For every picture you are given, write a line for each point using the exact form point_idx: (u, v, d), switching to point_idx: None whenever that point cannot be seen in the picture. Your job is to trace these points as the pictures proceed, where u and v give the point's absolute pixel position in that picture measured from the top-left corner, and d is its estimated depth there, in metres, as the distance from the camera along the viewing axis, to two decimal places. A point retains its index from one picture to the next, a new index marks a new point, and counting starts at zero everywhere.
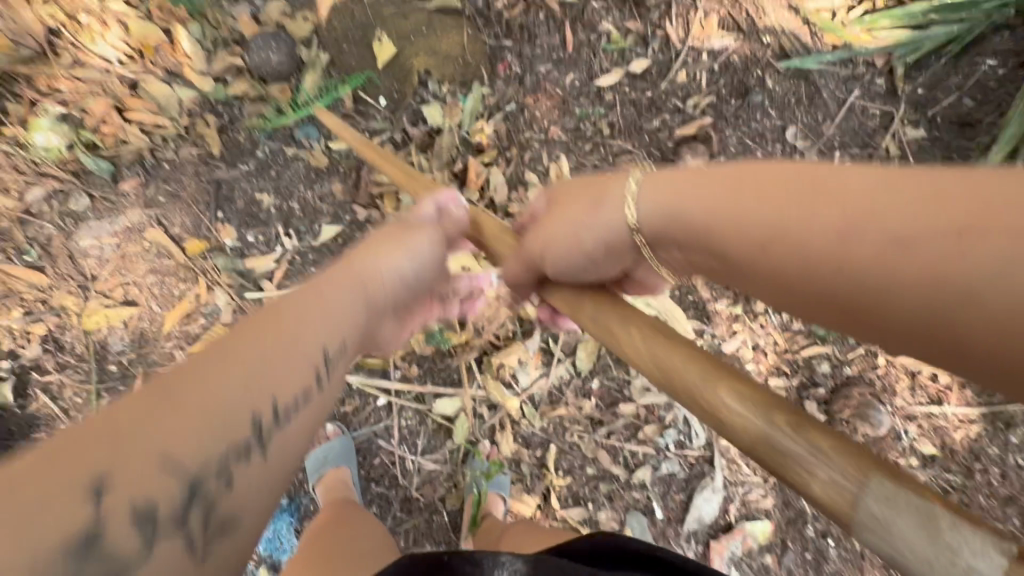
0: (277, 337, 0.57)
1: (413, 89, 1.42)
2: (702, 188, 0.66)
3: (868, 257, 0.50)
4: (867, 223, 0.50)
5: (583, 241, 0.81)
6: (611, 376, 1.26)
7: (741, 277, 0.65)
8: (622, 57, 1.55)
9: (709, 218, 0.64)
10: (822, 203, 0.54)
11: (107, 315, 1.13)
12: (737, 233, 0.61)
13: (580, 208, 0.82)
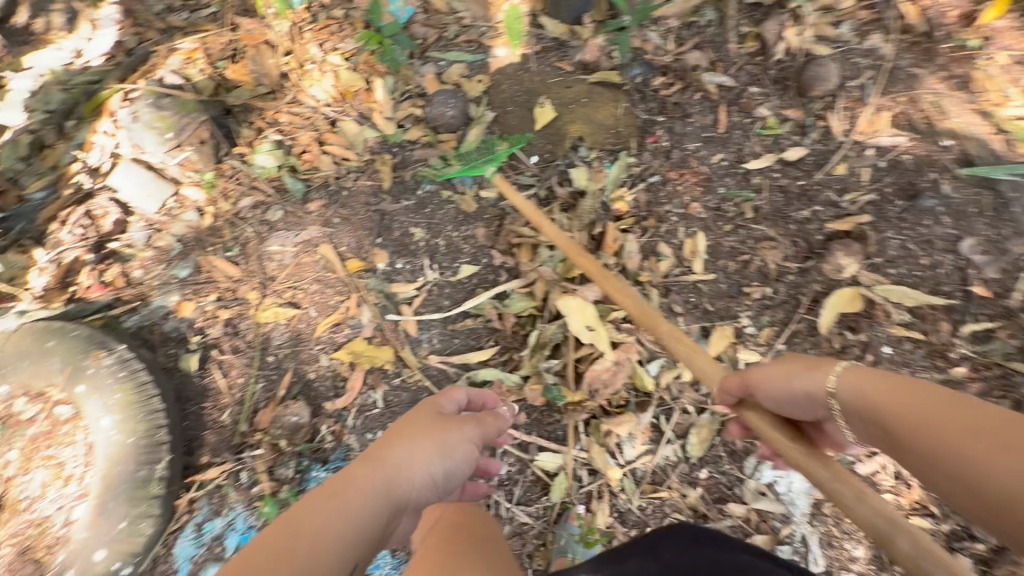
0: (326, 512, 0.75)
1: (565, 152, 1.52)
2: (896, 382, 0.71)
3: (960, 449, 0.59)
4: (987, 430, 0.58)
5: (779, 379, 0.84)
6: (720, 468, 1.20)
7: (897, 451, 0.68)
8: (775, 143, 1.53)
9: (878, 402, 0.70)
10: (970, 423, 0.60)
11: (275, 312, 1.29)
12: (909, 424, 0.65)
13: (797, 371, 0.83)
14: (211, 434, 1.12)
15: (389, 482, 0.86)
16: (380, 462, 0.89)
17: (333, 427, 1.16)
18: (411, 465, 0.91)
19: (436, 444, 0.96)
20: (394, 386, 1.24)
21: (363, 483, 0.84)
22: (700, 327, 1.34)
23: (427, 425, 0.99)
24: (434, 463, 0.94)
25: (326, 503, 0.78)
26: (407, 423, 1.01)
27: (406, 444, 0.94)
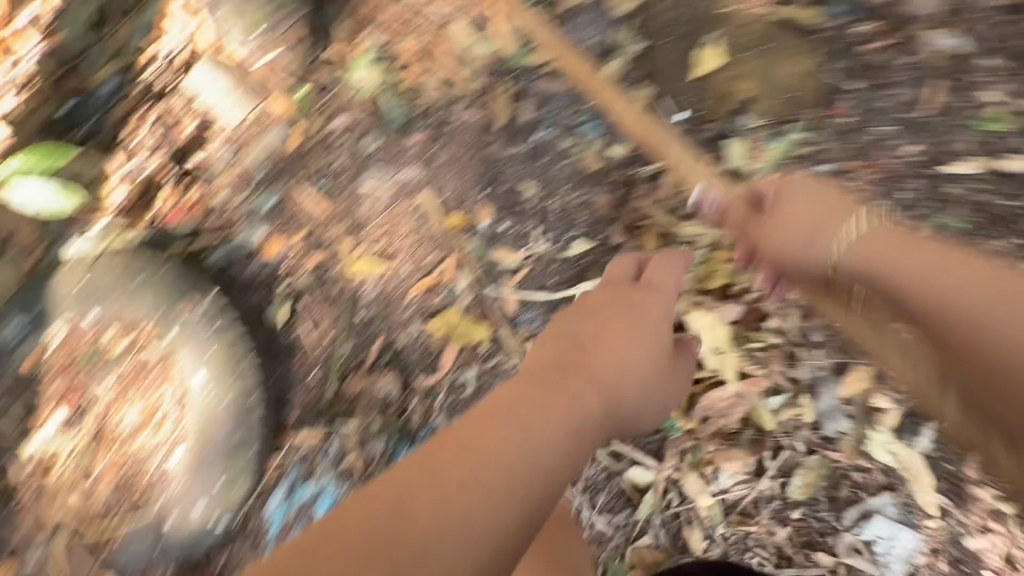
0: (502, 441, 0.83)
1: (723, 114, 1.22)
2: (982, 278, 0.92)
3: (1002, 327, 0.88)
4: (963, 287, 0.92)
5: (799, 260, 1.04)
6: (816, 513, 1.14)
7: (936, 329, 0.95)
8: (992, 143, 1.20)
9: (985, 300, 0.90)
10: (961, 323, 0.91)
11: (367, 265, 1.17)
12: (958, 292, 0.91)
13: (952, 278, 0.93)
14: (299, 394, 1.07)
15: (578, 393, 0.93)
16: (567, 345, 0.99)
17: (422, 404, 1.10)
18: (589, 357, 0.97)
19: (649, 337, 1.01)
20: (487, 369, 1.14)
21: (536, 397, 0.90)
22: (837, 361, 1.13)
23: (615, 308, 1.03)
24: (643, 373, 1.00)
25: (486, 435, 0.84)
26: (597, 300, 1.05)
27: (590, 346, 0.98)
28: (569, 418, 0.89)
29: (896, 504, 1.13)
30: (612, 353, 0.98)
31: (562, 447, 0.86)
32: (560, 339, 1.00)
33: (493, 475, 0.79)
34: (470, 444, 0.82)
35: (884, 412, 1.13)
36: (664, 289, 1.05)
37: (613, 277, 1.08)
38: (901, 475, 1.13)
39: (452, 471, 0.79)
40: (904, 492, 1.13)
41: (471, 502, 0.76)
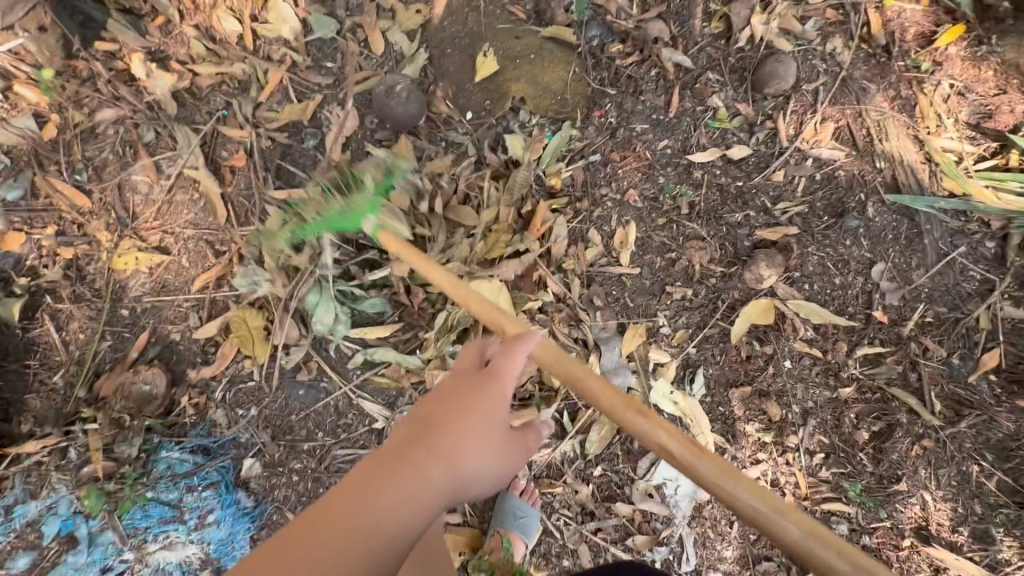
0: (351, 524, 0.58)
1: (504, 113, 1.36)
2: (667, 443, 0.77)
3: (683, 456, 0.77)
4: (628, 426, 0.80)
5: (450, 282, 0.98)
6: (615, 468, 1.19)
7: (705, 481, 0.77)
8: (722, 138, 1.46)
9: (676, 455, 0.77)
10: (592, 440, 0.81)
11: (136, 258, 1.09)
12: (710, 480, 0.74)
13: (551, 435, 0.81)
14: (36, 399, 0.98)
15: (420, 470, 0.64)
16: (418, 429, 0.68)
17: (196, 400, 1.02)
18: (448, 446, 0.66)
19: (501, 420, 0.71)
20: (274, 358, 1.09)
21: (375, 494, 0.61)
22: (616, 323, 1.30)
23: (465, 389, 0.72)
24: (502, 453, 0.70)
25: (354, 505, 0.60)
26: (456, 376, 0.74)
27: (445, 428, 0.68)
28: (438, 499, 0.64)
29: None
30: (472, 427, 0.69)
31: (390, 553, 0.59)
32: (416, 412, 0.71)
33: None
34: (291, 545, 0.56)
35: (663, 365, 1.30)
36: (516, 375, 0.74)
37: (470, 352, 0.79)
38: (684, 421, 1.28)
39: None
40: (688, 435, 1.28)
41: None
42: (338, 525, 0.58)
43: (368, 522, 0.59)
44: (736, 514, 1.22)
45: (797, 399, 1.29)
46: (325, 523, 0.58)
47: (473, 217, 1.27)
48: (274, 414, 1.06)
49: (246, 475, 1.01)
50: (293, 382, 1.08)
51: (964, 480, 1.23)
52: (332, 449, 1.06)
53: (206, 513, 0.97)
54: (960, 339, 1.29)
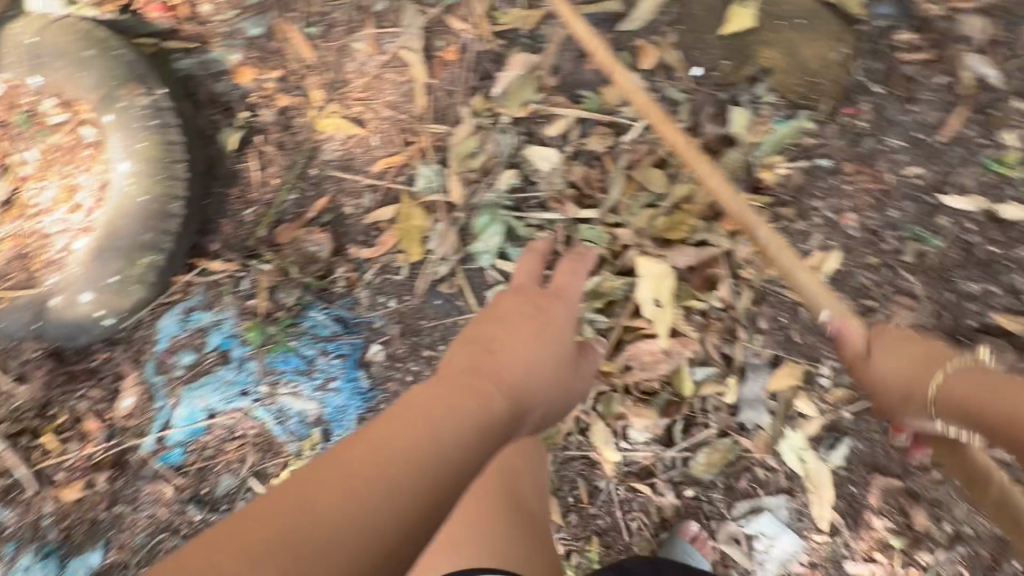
0: (416, 428, 0.67)
1: (739, 79, 1.17)
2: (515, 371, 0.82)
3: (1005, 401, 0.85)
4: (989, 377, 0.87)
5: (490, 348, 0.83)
6: (708, 496, 1.11)
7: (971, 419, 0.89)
8: (997, 188, 1.16)
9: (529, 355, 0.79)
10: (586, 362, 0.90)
11: (336, 124, 1.11)
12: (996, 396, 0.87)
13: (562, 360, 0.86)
14: (228, 226, 1.08)
15: (486, 398, 0.75)
16: (476, 352, 0.80)
17: (349, 275, 1.07)
18: (505, 365, 0.79)
19: (558, 337, 0.85)
20: (425, 261, 1.10)
21: (451, 401, 0.72)
22: (772, 353, 1.11)
23: (523, 314, 0.85)
24: (557, 362, 0.84)
25: (368, 454, 0.62)
26: (505, 309, 0.86)
27: (501, 350, 0.81)
28: (463, 421, 0.70)
29: (789, 508, 1.11)
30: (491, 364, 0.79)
31: (463, 447, 0.68)
32: (472, 342, 0.82)
33: (399, 476, 0.61)
34: (373, 435, 0.64)
35: (806, 418, 1.12)
36: (571, 296, 0.90)
37: (516, 285, 0.91)
38: (804, 482, 1.12)
39: (369, 460, 0.61)
40: (802, 500, 1.12)
41: (385, 476, 0.60)
42: (354, 474, 0.59)
43: (384, 460, 0.62)
44: None
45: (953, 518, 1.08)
46: (334, 477, 0.59)
47: (659, 183, 1.10)
48: (409, 313, 1.08)
49: (370, 358, 1.06)
50: (435, 290, 1.09)
51: None
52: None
53: (331, 377, 1.05)
54: None
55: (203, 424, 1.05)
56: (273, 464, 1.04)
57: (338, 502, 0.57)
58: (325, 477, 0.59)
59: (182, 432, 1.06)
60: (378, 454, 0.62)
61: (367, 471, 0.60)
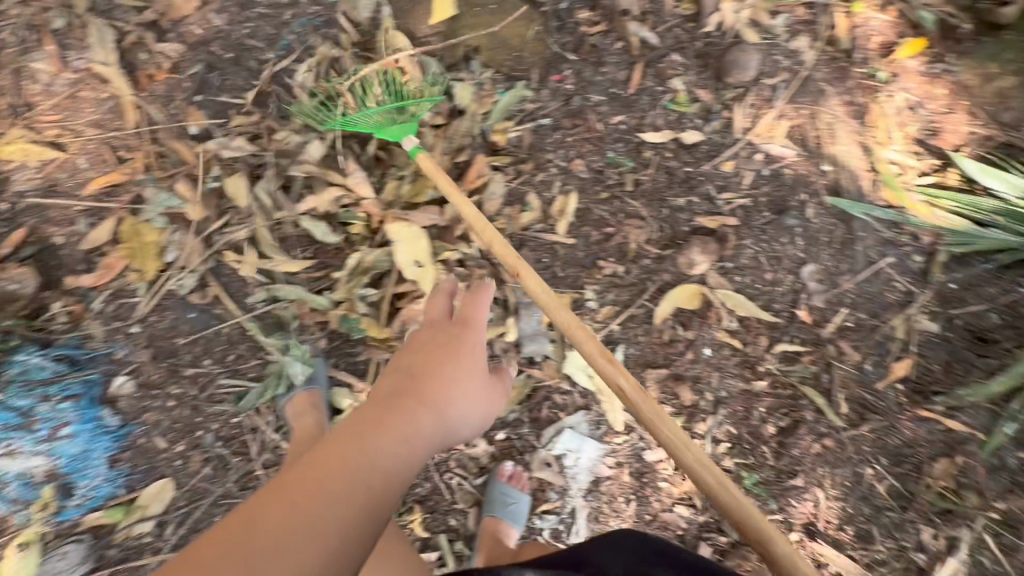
0: (351, 459, 0.58)
1: (456, 61, 1.32)
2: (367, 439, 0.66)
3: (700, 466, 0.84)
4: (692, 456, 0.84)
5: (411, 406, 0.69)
6: (518, 432, 1.19)
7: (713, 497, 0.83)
8: (679, 121, 1.44)
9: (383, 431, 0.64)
10: (492, 389, 0.81)
11: (25, 150, 1.01)
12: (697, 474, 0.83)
13: (480, 384, 0.79)
14: None
15: (414, 414, 0.68)
16: (397, 380, 0.73)
17: (71, 306, 0.97)
18: (432, 398, 0.72)
19: (474, 367, 0.79)
20: (165, 273, 1.02)
21: (371, 431, 0.62)
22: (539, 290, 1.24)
23: (441, 345, 0.79)
24: (477, 389, 0.78)
25: (325, 470, 0.56)
26: (416, 339, 0.82)
27: (426, 378, 0.74)
28: (411, 441, 0.65)
29: (587, 421, 1.21)
30: (450, 378, 0.76)
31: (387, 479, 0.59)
32: (395, 373, 0.75)
33: (324, 510, 0.52)
34: (302, 471, 0.56)
35: None
36: (480, 326, 0.84)
37: (425, 320, 0.85)
38: (597, 396, 1.23)
39: (300, 483, 0.54)
40: (598, 410, 1.23)
41: (326, 505, 0.53)
42: (294, 494, 0.53)
43: (337, 486, 0.55)
44: (635, 492, 1.21)
45: (711, 387, 1.29)
46: (262, 510, 0.51)
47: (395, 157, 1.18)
48: (156, 333, 1.00)
49: (115, 392, 0.96)
50: (185, 303, 1.02)
51: (859, 482, 1.22)
52: (215, 382, 1.01)
53: (61, 424, 0.92)
54: (875, 347, 1.29)
55: None
56: None
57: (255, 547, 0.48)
58: (257, 510, 0.52)
59: None
60: (322, 476, 0.55)
61: (307, 499, 0.53)
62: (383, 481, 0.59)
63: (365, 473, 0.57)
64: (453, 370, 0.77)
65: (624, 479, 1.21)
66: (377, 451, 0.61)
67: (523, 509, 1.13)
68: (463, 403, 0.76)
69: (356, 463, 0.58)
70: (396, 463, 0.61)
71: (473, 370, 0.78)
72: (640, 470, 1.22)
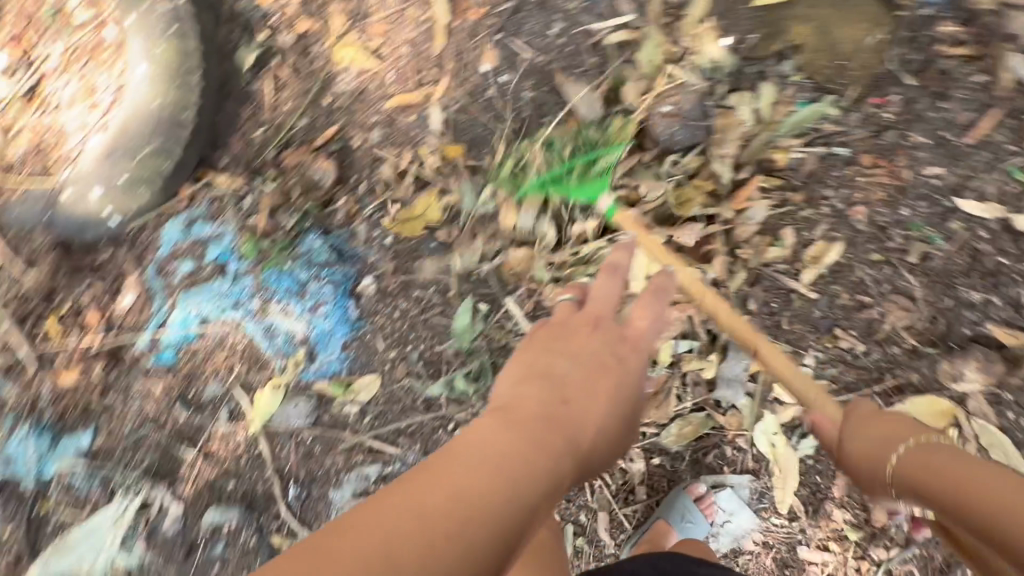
0: (526, 423, 0.71)
1: (764, 55, 1.14)
2: (548, 389, 0.79)
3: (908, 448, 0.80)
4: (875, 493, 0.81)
5: (591, 394, 0.81)
6: (674, 466, 1.15)
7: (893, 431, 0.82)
8: (1018, 197, 1.12)
9: (556, 406, 0.76)
10: (639, 383, 0.90)
11: (354, 54, 1.12)
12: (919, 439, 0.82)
13: (631, 367, 0.89)
14: (233, 144, 1.07)
15: (585, 400, 0.80)
16: (562, 380, 0.83)
17: (349, 206, 1.09)
18: (575, 412, 0.77)
19: (632, 368, 0.89)
20: (426, 199, 1.11)
21: (533, 438, 0.69)
22: (757, 335, 1.16)
23: (594, 355, 0.88)
24: (615, 422, 0.83)
25: (505, 421, 0.71)
26: (564, 323, 0.95)
27: (576, 403, 0.79)
28: (570, 413, 0.77)
29: (751, 488, 1.14)
30: (605, 365, 0.86)
31: (555, 477, 0.66)
32: (555, 363, 0.86)
33: (524, 475, 0.63)
34: (481, 436, 0.68)
35: (782, 405, 1.13)
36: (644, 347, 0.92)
37: (592, 315, 0.95)
38: (770, 465, 1.14)
39: (495, 434, 0.68)
40: (766, 482, 1.14)
41: (514, 449, 0.65)
42: (488, 436, 0.68)
43: (516, 433, 0.69)
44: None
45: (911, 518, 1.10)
46: (465, 448, 0.65)
47: (672, 169, 1.17)
48: (405, 250, 1.10)
49: (362, 289, 1.09)
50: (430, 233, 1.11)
51: None
52: (433, 311, 1.10)
53: (321, 303, 1.07)
54: None
55: (196, 331, 1.05)
56: (259, 379, 1.05)
57: (471, 477, 0.59)
58: (467, 445, 0.66)
59: (175, 336, 1.06)
60: (498, 433, 0.68)
61: (491, 437, 0.67)
62: (554, 431, 0.72)
63: (537, 428, 0.71)
64: (595, 357, 0.87)
65: (765, 561, 1.14)
66: (543, 414, 0.74)
67: (695, 534, 1.11)
68: (623, 379, 0.86)
69: (535, 425, 0.71)
70: (559, 427, 0.73)
71: (614, 362, 0.88)
72: (786, 560, 1.13)
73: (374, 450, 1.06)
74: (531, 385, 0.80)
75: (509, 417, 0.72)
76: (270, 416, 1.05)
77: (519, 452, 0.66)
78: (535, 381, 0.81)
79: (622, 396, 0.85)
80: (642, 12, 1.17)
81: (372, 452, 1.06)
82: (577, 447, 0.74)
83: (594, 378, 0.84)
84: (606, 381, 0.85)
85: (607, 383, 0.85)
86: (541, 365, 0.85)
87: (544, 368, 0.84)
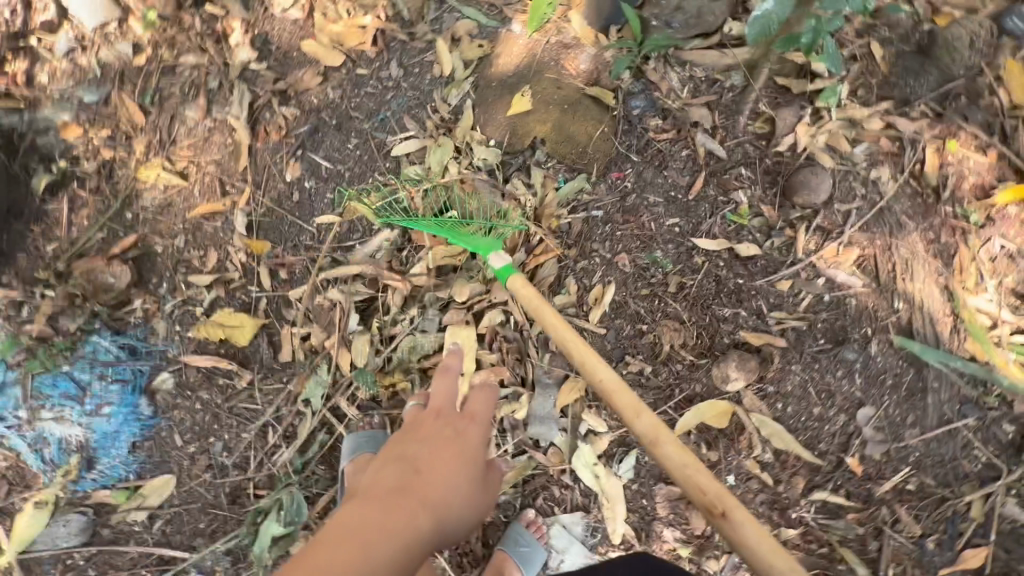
0: (388, 504, 0.74)
1: (521, 148, 1.44)
2: (402, 468, 0.83)
3: (681, 463, 0.85)
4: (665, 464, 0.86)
5: (451, 467, 0.85)
6: (506, 516, 1.17)
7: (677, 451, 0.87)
8: (736, 233, 1.42)
9: (409, 484, 0.80)
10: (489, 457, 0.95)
11: (158, 174, 1.24)
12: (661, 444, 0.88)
13: (479, 438, 0.93)
14: (24, 261, 1.14)
15: (445, 471, 0.84)
16: (416, 455, 0.86)
17: (148, 306, 1.13)
18: (429, 480, 0.82)
19: (479, 438, 0.94)
20: (230, 292, 1.18)
21: (386, 511, 0.73)
22: (561, 372, 1.20)
23: (438, 435, 0.91)
24: (475, 482, 0.87)
25: (362, 508, 0.74)
26: (416, 413, 0.98)
27: (429, 473, 0.83)
28: (431, 488, 0.80)
29: (583, 524, 1.16)
30: (459, 439, 0.91)
31: (415, 540, 0.72)
32: (407, 447, 0.89)
33: (378, 551, 0.67)
34: (344, 524, 0.71)
35: (596, 434, 1.19)
36: (482, 419, 0.97)
37: (432, 408, 0.98)
38: (600, 498, 1.17)
39: (354, 521, 0.71)
40: (597, 515, 1.17)
41: (376, 531, 0.69)
42: (350, 522, 0.71)
43: (378, 515, 0.72)
44: None
45: None
46: (324, 540, 0.67)
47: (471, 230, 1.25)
48: (206, 341, 1.13)
49: (157, 386, 1.10)
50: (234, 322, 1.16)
51: None
52: (239, 398, 1.12)
53: (104, 405, 1.08)
54: (940, 522, 1.13)
55: None
56: (22, 499, 1.05)
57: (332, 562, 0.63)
58: (329, 536, 0.68)
59: None
60: (356, 518, 0.71)
61: (350, 523, 0.70)
62: (410, 504, 0.76)
63: (399, 505, 0.75)
64: (446, 433, 0.92)
65: None
66: (400, 491, 0.77)
67: (534, 557, 1.12)
68: (481, 446, 0.93)
69: (398, 502, 0.75)
70: (421, 502, 0.77)
71: (461, 432, 0.93)
72: None
73: (163, 562, 1.05)
74: (387, 465, 0.85)
75: (367, 498, 0.76)
76: (31, 539, 1.03)
77: (381, 531, 0.69)
78: (391, 465, 0.85)
79: (477, 465, 0.89)
80: (423, 126, 1.44)
81: (161, 563, 1.05)
82: (435, 517, 0.77)
83: (450, 450, 0.88)
84: (461, 451, 0.89)
85: (463, 456, 0.88)
86: (398, 448, 0.89)
87: (399, 450, 0.88)
